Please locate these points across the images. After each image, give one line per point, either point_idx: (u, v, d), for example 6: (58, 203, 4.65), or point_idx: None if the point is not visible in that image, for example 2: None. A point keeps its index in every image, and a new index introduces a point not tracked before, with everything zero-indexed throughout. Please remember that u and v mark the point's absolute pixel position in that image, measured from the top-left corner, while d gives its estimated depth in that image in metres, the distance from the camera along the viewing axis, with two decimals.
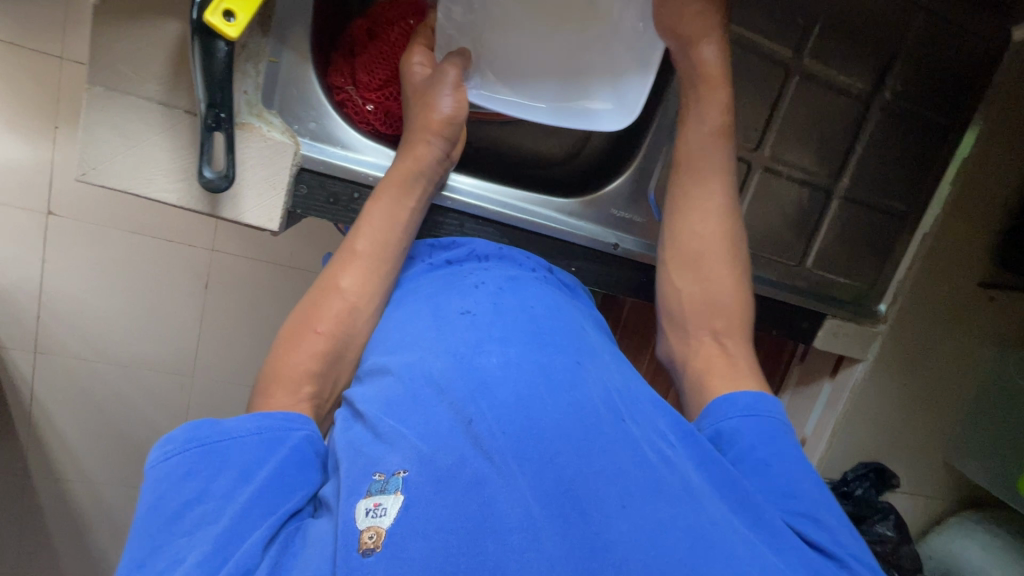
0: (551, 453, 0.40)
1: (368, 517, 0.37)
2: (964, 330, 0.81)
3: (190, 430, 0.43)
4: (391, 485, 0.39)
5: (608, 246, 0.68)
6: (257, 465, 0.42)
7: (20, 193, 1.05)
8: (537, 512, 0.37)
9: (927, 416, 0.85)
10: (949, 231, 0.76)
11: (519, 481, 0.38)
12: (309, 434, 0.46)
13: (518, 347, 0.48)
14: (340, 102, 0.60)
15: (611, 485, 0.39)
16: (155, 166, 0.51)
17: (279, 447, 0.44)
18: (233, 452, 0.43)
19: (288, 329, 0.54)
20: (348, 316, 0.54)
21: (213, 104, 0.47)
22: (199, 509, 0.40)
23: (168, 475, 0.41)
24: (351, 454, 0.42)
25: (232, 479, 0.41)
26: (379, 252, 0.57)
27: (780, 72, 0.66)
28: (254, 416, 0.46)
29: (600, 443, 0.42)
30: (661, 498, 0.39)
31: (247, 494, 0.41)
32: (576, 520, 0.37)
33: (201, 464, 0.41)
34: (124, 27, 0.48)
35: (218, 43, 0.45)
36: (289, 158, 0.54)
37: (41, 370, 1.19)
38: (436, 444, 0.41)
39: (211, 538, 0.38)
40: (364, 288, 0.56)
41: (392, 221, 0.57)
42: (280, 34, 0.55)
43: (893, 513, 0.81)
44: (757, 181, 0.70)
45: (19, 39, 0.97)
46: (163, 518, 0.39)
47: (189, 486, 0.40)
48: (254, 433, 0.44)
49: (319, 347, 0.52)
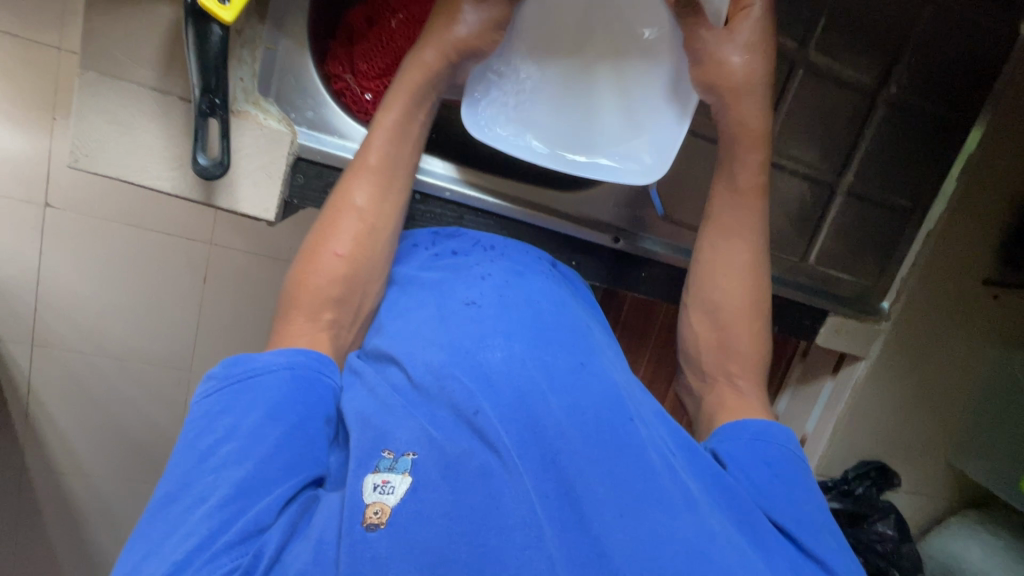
0: (557, 446, 0.40)
1: (375, 493, 0.37)
2: (967, 329, 0.81)
3: (226, 366, 0.44)
4: (399, 465, 0.39)
5: (607, 240, 0.68)
6: (285, 403, 0.42)
7: (17, 184, 1.04)
8: (539, 510, 0.37)
9: (928, 414, 0.84)
10: (954, 228, 0.75)
11: (523, 476, 0.38)
12: (335, 386, 0.47)
13: (524, 342, 0.47)
14: (338, 92, 0.59)
15: (614, 492, 0.39)
16: (149, 153, 0.50)
17: (309, 393, 0.44)
18: (263, 389, 0.43)
19: (306, 246, 0.53)
20: (366, 233, 0.53)
21: (208, 89, 0.46)
22: (227, 448, 0.40)
23: (207, 412, 0.42)
24: (358, 424, 0.42)
25: (260, 418, 0.41)
26: (388, 167, 0.54)
27: (785, 65, 0.65)
28: (286, 352, 0.46)
29: (605, 446, 0.41)
30: (662, 508, 0.38)
31: (275, 436, 0.40)
32: (577, 523, 0.37)
33: (233, 401, 0.42)
34: (118, 11, 0.47)
35: (212, 26, 0.44)
36: (285, 146, 0.53)
37: (37, 362, 1.18)
38: (446, 433, 0.41)
39: (234, 481, 0.38)
40: (379, 204, 0.54)
41: (400, 137, 0.55)
42: (277, 21, 0.54)
43: (894, 511, 0.80)
44: None
45: (16, 28, 0.96)
46: (196, 456, 0.40)
47: (223, 420, 0.41)
48: (286, 368, 0.45)
49: (339, 270, 0.51)
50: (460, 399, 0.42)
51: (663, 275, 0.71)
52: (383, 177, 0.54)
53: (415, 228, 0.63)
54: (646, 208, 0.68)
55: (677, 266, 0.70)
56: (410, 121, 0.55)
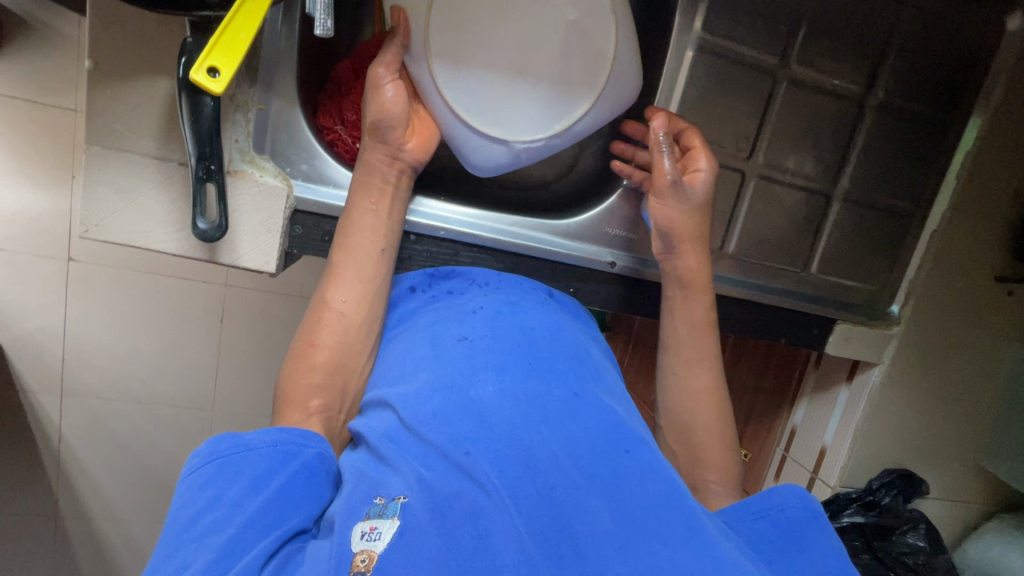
0: (548, 483, 0.39)
1: (362, 541, 0.37)
2: (983, 328, 0.78)
3: (212, 444, 0.47)
4: (389, 510, 0.39)
5: (604, 265, 0.68)
6: (267, 474, 0.44)
7: (42, 242, 1.10)
8: (532, 550, 0.35)
9: (950, 417, 0.82)
10: (960, 226, 0.74)
11: (513, 515, 0.37)
12: (322, 452, 0.48)
13: (515, 375, 0.48)
14: (330, 142, 0.61)
15: (610, 521, 0.37)
16: (153, 219, 0.53)
17: (290, 462, 0.46)
18: (248, 461, 0.45)
19: (292, 349, 0.55)
20: (342, 327, 0.55)
21: (203, 156, 0.48)
22: (210, 517, 0.41)
23: (191, 487, 0.44)
24: (355, 478, 0.44)
25: (243, 487, 0.43)
26: (354, 262, 0.56)
27: (767, 80, 0.66)
28: (271, 429, 0.48)
29: (596, 474, 0.40)
30: (663, 540, 0.37)
31: (255, 504, 0.42)
32: (574, 561, 0.35)
33: (217, 474, 0.44)
34: (117, 87, 0.50)
35: (204, 99, 0.47)
36: (283, 201, 0.56)
37: (66, 411, 1.22)
38: (438, 474, 0.41)
39: (216, 546, 0.39)
40: (358, 300, 0.56)
41: (366, 233, 0.56)
42: (267, 82, 0.55)
43: (924, 521, 0.77)
44: (753, 190, 0.69)
45: (33, 95, 1.01)
46: (179, 526, 0.41)
47: (205, 494, 0.43)
48: (269, 445, 0.47)
49: (319, 359, 0.53)
50: (447, 444, 0.43)
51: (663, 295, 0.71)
52: (358, 276, 0.56)
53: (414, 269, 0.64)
54: (640, 230, 0.68)
55: None
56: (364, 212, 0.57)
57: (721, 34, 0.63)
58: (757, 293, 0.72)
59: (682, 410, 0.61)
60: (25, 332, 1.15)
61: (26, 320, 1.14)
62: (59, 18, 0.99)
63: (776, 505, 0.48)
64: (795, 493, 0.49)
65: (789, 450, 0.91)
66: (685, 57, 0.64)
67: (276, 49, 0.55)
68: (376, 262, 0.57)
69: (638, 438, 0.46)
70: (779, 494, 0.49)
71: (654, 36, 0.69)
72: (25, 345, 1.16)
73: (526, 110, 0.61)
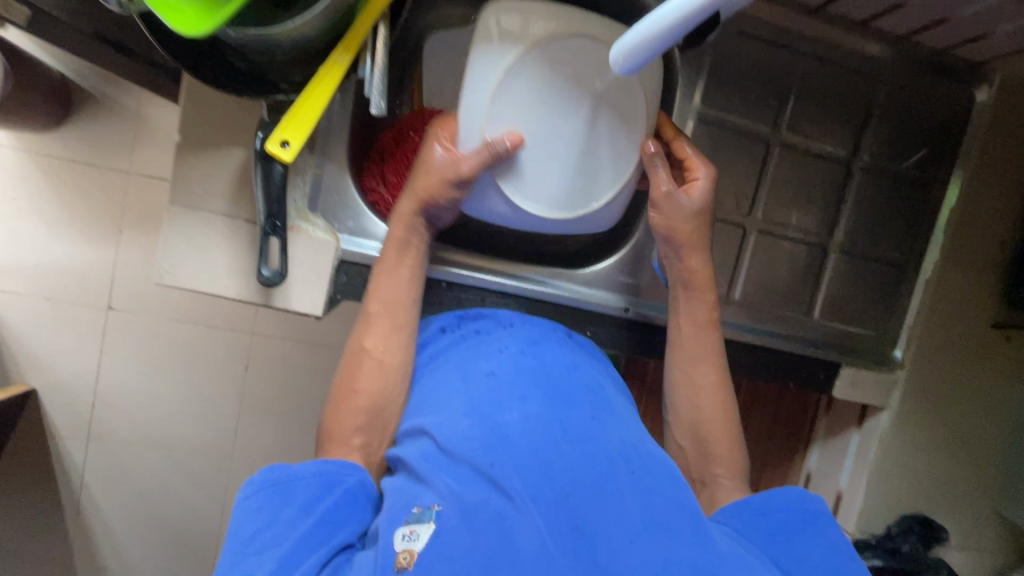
0: (565, 492, 0.44)
1: (404, 541, 0.43)
2: (986, 373, 0.81)
3: (265, 472, 0.51)
4: (426, 516, 0.44)
5: (618, 310, 0.73)
6: (314, 500, 0.49)
7: (90, 292, 1.18)
8: (553, 546, 0.41)
9: (963, 462, 0.83)
10: (953, 276, 0.78)
11: (535, 517, 0.42)
12: (362, 479, 0.52)
13: (538, 403, 0.53)
14: (373, 202, 0.69)
15: (621, 524, 0.43)
16: (218, 268, 0.60)
17: (335, 488, 0.50)
18: (297, 490, 0.49)
19: (335, 388, 0.61)
20: (381, 371, 0.60)
21: (270, 214, 0.56)
22: (267, 535, 0.47)
23: (246, 509, 0.49)
24: (395, 491, 0.49)
25: (294, 512, 0.48)
26: (391, 312, 0.62)
27: (761, 146, 0.73)
28: (316, 462, 0.52)
29: (611, 485, 0.45)
30: (669, 538, 0.42)
31: (305, 526, 0.47)
32: (587, 553, 0.41)
33: (270, 499, 0.49)
34: (198, 157, 0.59)
35: (275, 165, 0.55)
36: (332, 253, 0.62)
37: (93, 456, 1.26)
38: (467, 485, 0.46)
39: (275, 559, 0.45)
40: (386, 344, 0.61)
41: (400, 286, 0.62)
42: (323, 151, 0.64)
43: (944, 568, 0.78)
44: (754, 242, 0.75)
45: (96, 161, 1.14)
46: (240, 542, 0.47)
47: (259, 516, 0.48)
48: (316, 475, 0.51)
49: (361, 404, 0.58)
50: (477, 458, 0.47)
51: None
52: (390, 320, 0.61)
53: (443, 312, 0.70)
54: (651, 278, 0.74)
55: None
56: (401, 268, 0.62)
57: (717, 106, 0.72)
58: (765, 339, 0.76)
59: (695, 449, 0.64)
60: (64, 377, 1.21)
61: (67, 366, 1.21)
62: (125, 96, 1.13)
63: (779, 508, 0.51)
64: (800, 494, 0.52)
65: None
66: (687, 125, 0.71)
67: (331, 122, 0.64)
68: (406, 311, 0.62)
69: (650, 457, 0.51)
70: (782, 495, 0.52)
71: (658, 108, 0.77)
72: (62, 391, 1.22)
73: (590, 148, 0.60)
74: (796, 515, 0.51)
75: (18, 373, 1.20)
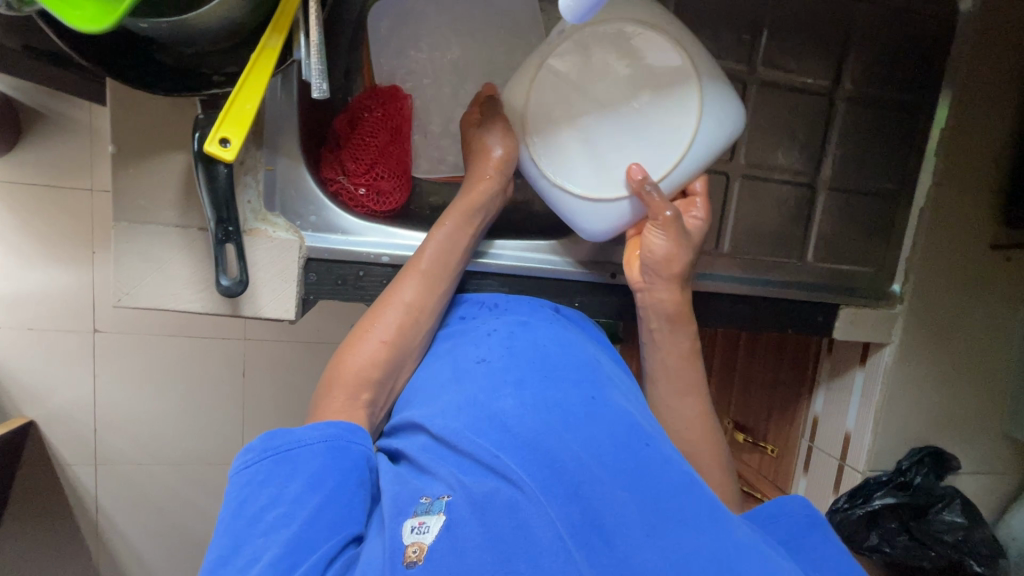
0: (575, 481, 0.41)
1: (412, 534, 0.38)
2: (989, 296, 0.79)
3: (265, 439, 0.45)
4: (435, 507, 0.41)
5: (605, 277, 0.69)
6: (323, 471, 0.43)
7: (73, 315, 1.15)
8: (567, 537, 0.37)
9: (971, 389, 0.81)
10: (948, 200, 0.75)
11: (549, 506, 0.39)
12: (368, 452, 0.47)
13: (535, 388, 0.50)
14: (334, 192, 0.65)
15: (638, 513, 0.39)
16: (178, 283, 0.57)
17: (344, 458, 0.45)
18: (302, 459, 0.44)
19: (348, 336, 0.57)
20: (409, 328, 0.57)
21: (221, 220, 0.53)
22: (274, 514, 0.41)
23: (248, 483, 0.43)
24: (397, 480, 0.45)
25: (301, 486, 0.42)
26: (438, 273, 0.59)
27: (738, 86, 0.69)
28: (320, 425, 0.47)
29: (625, 474, 0.42)
30: (687, 524, 0.39)
31: (315, 503, 0.41)
32: (602, 547, 0.37)
33: (275, 472, 0.43)
34: (139, 167, 0.55)
35: (218, 166, 0.51)
36: (296, 253, 0.59)
37: (103, 479, 1.25)
38: (474, 476, 0.42)
39: (282, 541, 0.39)
40: (424, 302, 0.58)
41: (452, 248, 0.60)
42: (272, 145, 0.60)
43: (958, 497, 0.76)
44: (739, 189, 0.72)
45: (54, 181, 1.08)
46: (244, 521, 0.41)
47: (265, 492, 0.42)
48: (321, 441, 0.45)
49: (379, 355, 0.55)
50: (481, 448, 0.44)
51: None
52: (427, 279, 0.58)
53: None
54: None
55: None
56: (461, 232, 0.61)
57: None
58: (761, 288, 0.73)
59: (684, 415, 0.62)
60: (60, 404, 1.19)
61: (62, 393, 1.18)
62: (68, 106, 1.06)
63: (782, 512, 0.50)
64: (800, 502, 0.52)
65: (814, 440, 0.91)
66: None
67: (276, 113, 0.60)
68: (450, 276, 0.60)
69: (656, 434, 0.48)
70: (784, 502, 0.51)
71: None
72: (62, 418, 1.20)
73: (638, 117, 0.59)
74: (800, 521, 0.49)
75: (14, 406, 1.17)
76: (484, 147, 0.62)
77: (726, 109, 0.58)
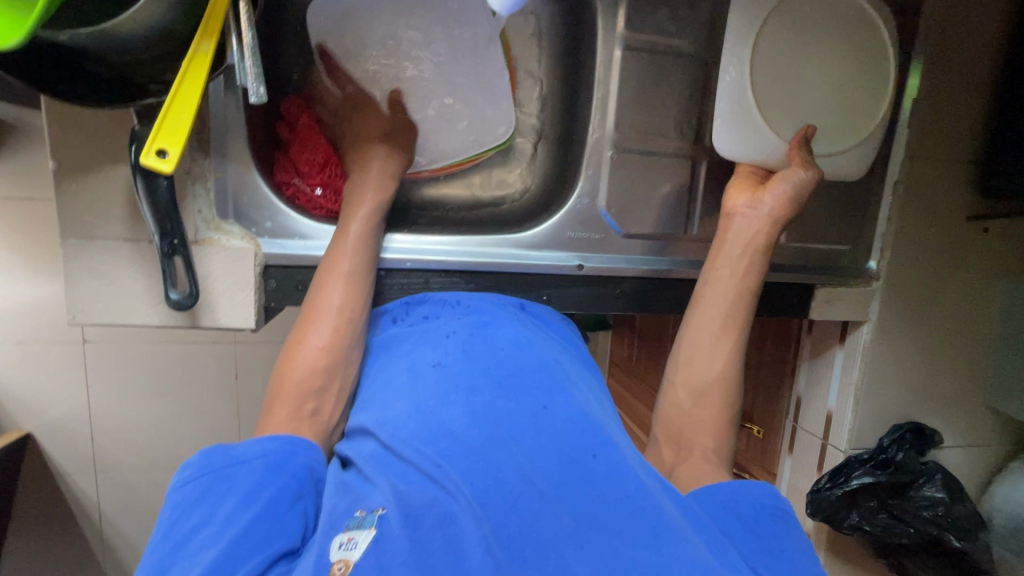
0: (514, 494, 0.40)
1: (339, 551, 0.37)
2: (968, 268, 0.78)
3: (203, 457, 0.46)
4: (367, 522, 0.39)
5: (572, 268, 0.68)
6: (258, 486, 0.43)
7: (57, 327, 1.10)
8: (497, 553, 0.36)
9: (952, 362, 0.81)
10: (921, 173, 0.74)
11: (483, 520, 0.38)
12: (311, 462, 0.48)
13: (486, 395, 0.49)
14: (290, 196, 0.64)
15: (574, 525, 0.38)
16: (133, 297, 0.56)
17: (282, 473, 0.45)
18: (239, 475, 0.44)
19: (288, 344, 0.56)
20: (343, 332, 0.56)
21: (166, 233, 0.52)
22: (203, 535, 0.40)
23: (182, 502, 0.43)
24: (339, 489, 0.44)
25: (234, 505, 0.42)
26: (362, 272, 0.58)
27: (700, 65, 0.67)
28: (261, 439, 0.47)
29: (564, 485, 0.41)
30: (623, 534, 0.38)
31: (246, 520, 0.41)
32: (536, 560, 0.36)
33: (210, 489, 0.43)
34: (82, 182, 0.53)
35: (159, 180, 0.50)
36: (252, 260, 0.58)
37: (105, 486, 1.24)
38: (412, 487, 0.42)
39: (208, 561, 0.38)
40: (354, 300, 0.57)
41: (366, 243, 0.59)
42: (220, 152, 0.58)
43: (939, 472, 0.75)
44: (705, 171, 0.70)
45: (31, 193, 1.00)
46: (172, 543, 0.40)
47: (197, 511, 0.42)
48: (261, 456, 0.46)
49: (318, 363, 0.54)
50: (425, 460, 0.43)
51: (639, 289, 0.71)
52: (353, 278, 0.57)
53: (377, 307, 0.65)
54: (603, 230, 0.69)
55: (647, 278, 0.70)
56: (374, 228, 0.60)
57: (642, 29, 0.65)
58: None
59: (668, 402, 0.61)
60: (53, 417, 1.16)
61: (52, 406, 1.15)
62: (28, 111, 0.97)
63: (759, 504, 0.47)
64: (768, 490, 0.49)
65: (798, 420, 0.90)
66: (613, 57, 0.65)
67: (221, 117, 0.58)
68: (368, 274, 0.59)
69: (608, 435, 0.47)
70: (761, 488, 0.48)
71: (583, 42, 0.70)
72: (58, 431, 1.17)
73: (828, 77, 0.64)
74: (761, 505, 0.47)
75: (9, 419, 1.13)
76: (365, 163, 0.62)
77: (863, 124, 0.67)
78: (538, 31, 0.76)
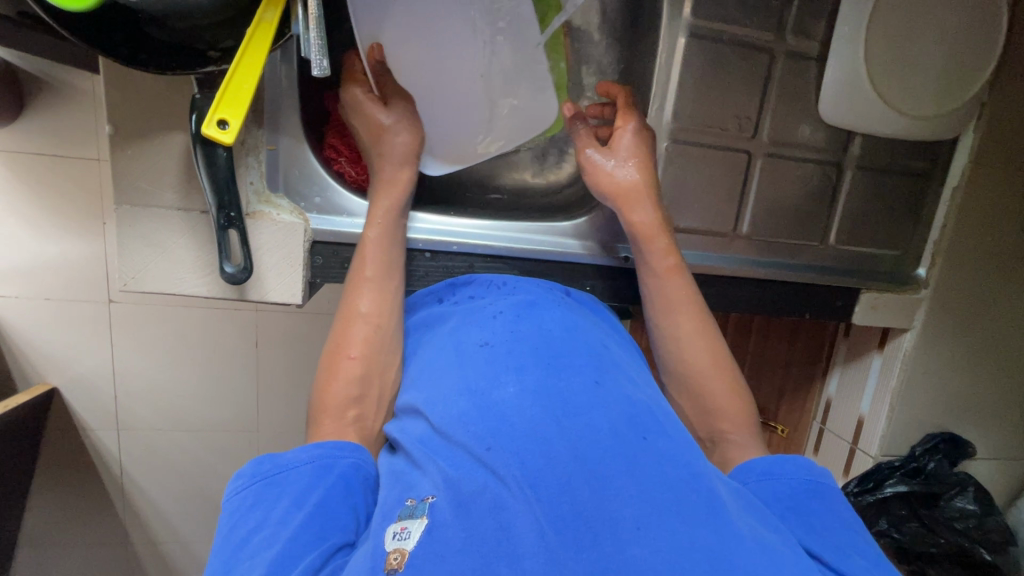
0: (565, 476, 0.40)
1: (394, 540, 0.38)
2: (1019, 281, 0.76)
3: (254, 465, 0.47)
4: (418, 511, 0.40)
5: (619, 260, 0.68)
6: (309, 489, 0.44)
7: (85, 287, 1.10)
8: (551, 538, 0.36)
9: (993, 375, 0.79)
10: (983, 181, 0.71)
11: (533, 505, 0.38)
12: (356, 461, 0.48)
13: (534, 375, 0.48)
14: (338, 173, 0.65)
15: (626, 504, 0.38)
16: (182, 267, 0.56)
17: (327, 476, 0.45)
18: (289, 481, 0.45)
19: (324, 368, 0.56)
20: (376, 336, 0.56)
21: (223, 205, 0.52)
22: (259, 538, 0.41)
23: (239, 508, 0.44)
24: (391, 481, 0.46)
25: (286, 506, 0.42)
26: (386, 274, 0.58)
27: (764, 57, 0.65)
28: (307, 447, 0.48)
29: (614, 467, 0.41)
30: (679, 517, 0.38)
31: (299, 521, 0.41)
32: (591, 543, 0.36)
33: (263, 495, 0.44)
34: (136, 149, 0.53)
35: (218, 150, 0.50)
36: (300, 236, 0.58)
37: (127, 444, 1.26)
38: (462, 471, 0.42)
39: (267, 561, 0.38)
40: (381, 309, 0.57)
41: (388, 243, 0.59)
42: (274, 124, 0.57)
43: (972, 484, 0.76)
44: (761, 169, 0.68)
45: (64, 151, 1.00)
46: (231, 548, 0.41)
47: (253, 516, 0.42)
48: (307, 461, 0.46)
49: (356, 371, 0.54)
50: (472, 442, 0.43)
51: None
52: (379, 286, 0.57)
53: (414, 291, 0.65)
54: None
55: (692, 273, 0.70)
56: (395, 221, 0.60)
57: (708, 16, 0.63)
58: (781, 272, 0.71)
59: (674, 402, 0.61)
60: (79, 374, 1.18)
61: (78, 364, 1.17)
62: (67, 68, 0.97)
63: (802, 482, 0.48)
64: (803, 464, 0.50)
65: (827, 422, 0.90)
66: (675, 45, 0.63)
67: (275, 89, 0.57)
68: (391, 270, 0.59)
69: (660, 421, 0.47)
70: (791, 464, 0.50)
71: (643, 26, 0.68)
72: (84, 388, 1.19)
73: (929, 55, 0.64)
74: (803, 485, 0.48)
75: (36, 373, 1.16)
76: (384, 148, 0.60)
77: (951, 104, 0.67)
78: (595, 12, 0.73)
